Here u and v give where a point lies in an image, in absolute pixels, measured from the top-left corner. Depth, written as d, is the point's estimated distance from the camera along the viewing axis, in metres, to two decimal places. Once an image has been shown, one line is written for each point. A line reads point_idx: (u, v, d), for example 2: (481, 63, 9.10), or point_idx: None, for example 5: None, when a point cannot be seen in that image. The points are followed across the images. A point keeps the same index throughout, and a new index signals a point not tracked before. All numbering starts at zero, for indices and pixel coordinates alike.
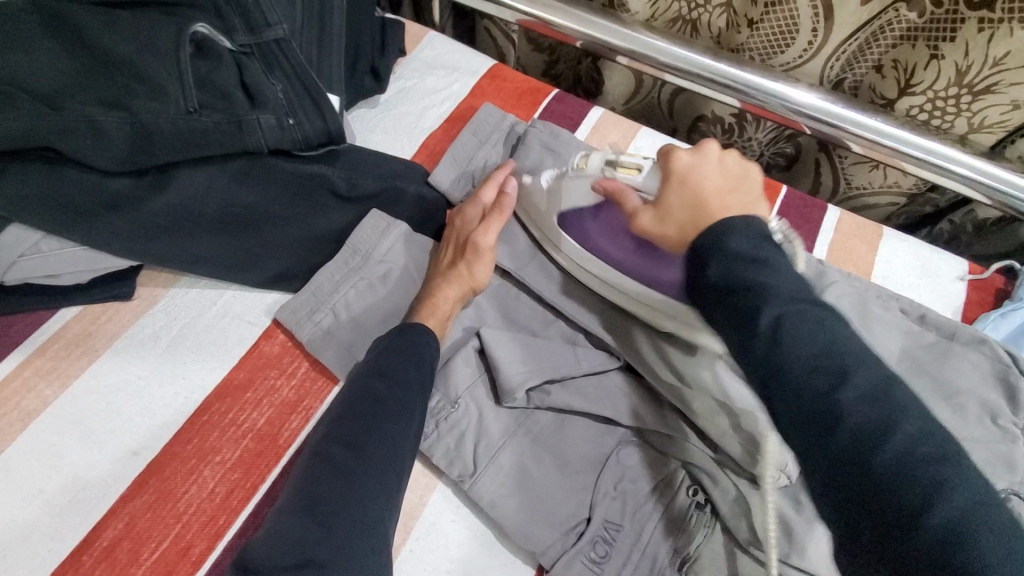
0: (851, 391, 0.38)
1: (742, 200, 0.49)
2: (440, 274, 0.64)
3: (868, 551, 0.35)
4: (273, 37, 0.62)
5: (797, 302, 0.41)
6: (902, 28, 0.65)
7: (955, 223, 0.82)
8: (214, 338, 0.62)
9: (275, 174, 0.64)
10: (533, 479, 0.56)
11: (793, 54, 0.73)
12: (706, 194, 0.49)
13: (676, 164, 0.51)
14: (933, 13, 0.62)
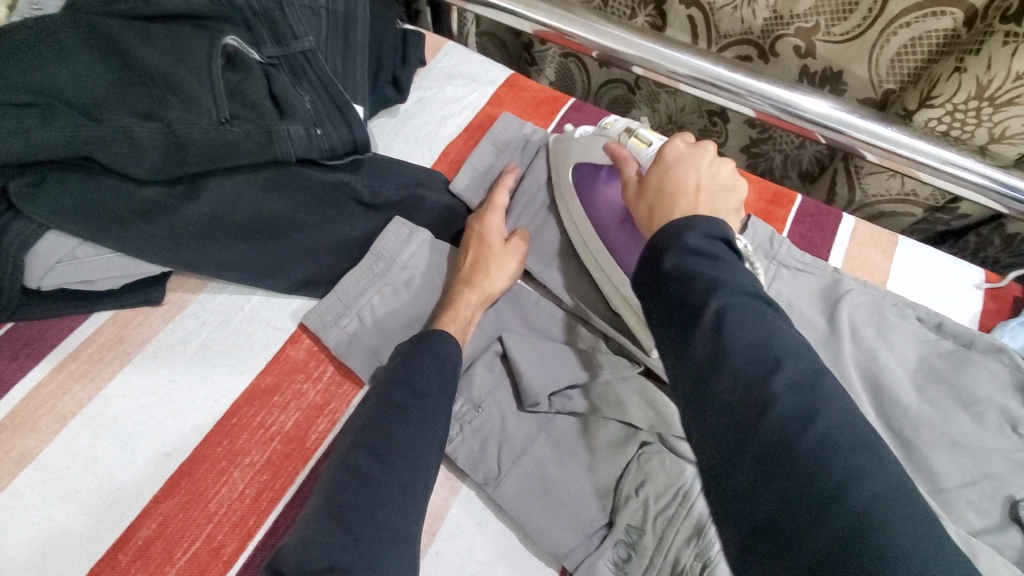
0: (781, 379, 0.37)
1: (715, 205, 0.50)
2: (466, 279, 0.64)
3: (772, 544, 0.33)
4: (300, 48, 0.65)
5: (743, 296, 0.40)
6: (946, 37, 0.66)
7: (982, 236, 0.81)
8: (242, 343, 0.63)
9: (303, 183, 0.66)
10: (555, 483, 0.56)
11: (836, 45, 0.73)
12: (683, 179, 0.51)
13: (672, 146, 0.54)
14: (972, 20, 0.63)
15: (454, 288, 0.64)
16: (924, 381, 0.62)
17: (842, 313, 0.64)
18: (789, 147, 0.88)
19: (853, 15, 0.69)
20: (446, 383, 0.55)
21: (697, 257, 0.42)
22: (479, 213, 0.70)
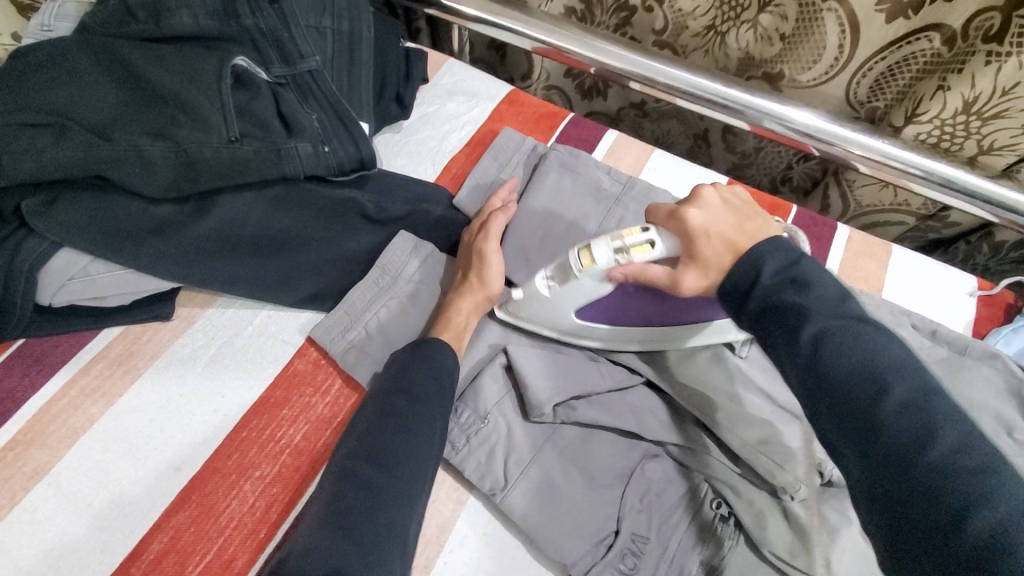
0: (888, 401, 0.38)
1: (766, 222, 0.50)
2: (453, 288, 0.66)
3: (913, 562, 0.35)
4: (307, 68, 0.66)
5: (837, 317, 0.42)
6: (930, 58, 0.67)
7: (971, 244, 0.83)
8: (250, 357, 0.64)
9: (310, 198, 0.67)
10: (561, 493, 0.57)
11: (818, 71, 0.75)
12: (735, 237, 0.48)
13: (690, 213, 0.49)
14: (953, 45, 0.65)
15: (450, 296, 0.65)
16: None
17: None
18: (783, 163, 0.89)
19: (823, 58, 0.73)
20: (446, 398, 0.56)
21: (786, 284, 0.44)
22: (472, 223, 0.71)
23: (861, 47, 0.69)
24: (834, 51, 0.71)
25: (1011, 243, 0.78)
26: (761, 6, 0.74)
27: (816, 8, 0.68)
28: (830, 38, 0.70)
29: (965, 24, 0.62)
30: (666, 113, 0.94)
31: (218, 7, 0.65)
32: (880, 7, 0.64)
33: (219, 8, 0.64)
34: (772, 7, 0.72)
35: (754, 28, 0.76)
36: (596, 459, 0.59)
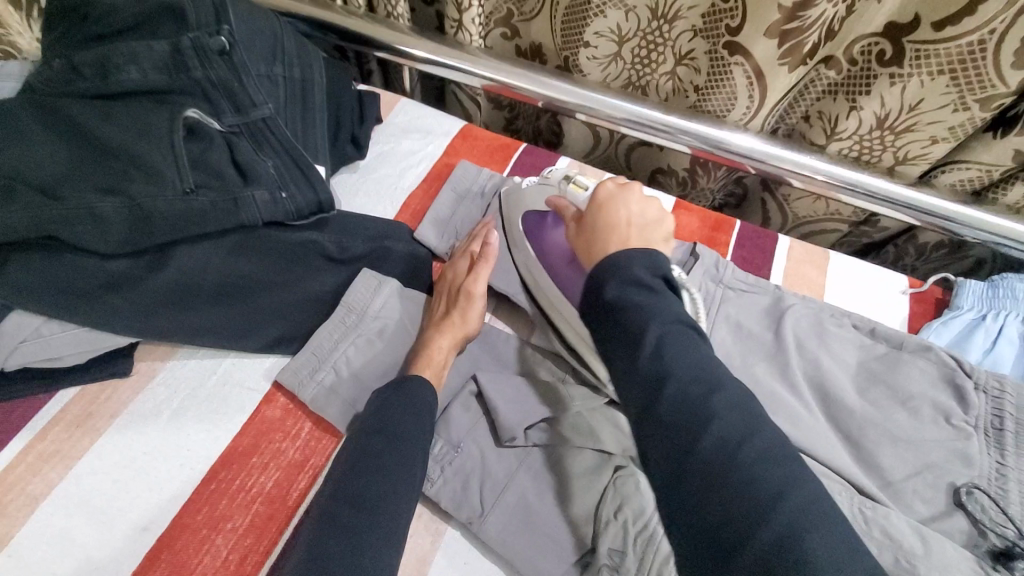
0: (717, 399, 0.43)
1: (648, 235, 0.56)
2: (434, 325, 0.67)
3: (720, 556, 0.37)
4: (260, 115, 0.67)
5: (676, 323, 0.47)
6: (825, 84, 0.76)
7: (899, 247, 0.90)
8: (216, 407, 0.63)
9: (270, 244, 0.67)
10: (537, 514, 0.58)
11: (736, 115, 0.81)
12: (619, 218, 0.58)
13: (606, 185, 0.62)
14: (850, 71, 0.73)
15: (424, 334, 0.67)
16: (865, 384, 0.68)
17: (787, 327, 0.71)
18: (712, 195, 0.97)
19: (738, 102, 0.79)
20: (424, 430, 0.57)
21: (636, 286, 0.49)
22: (458, 264, 0.72)
23: (770, 92, 0.76)
24: (745, 99, 0.78)
25: (933, 242, 0.86)
26: (677, 60, 0.81)
27: (724, 62, 0.75)
28: (739, 87, 0.76)
29: (855, 51, 0.71)
30: (599, 160, 1.02)
31: (165, 61, 0.64)
32: (781, 60, 0.71)
33: (167, 63, 0.64)
34: (688, 61, 0.80)
35: (673, 79, 0.84)
36: (569, 479, 0.60)
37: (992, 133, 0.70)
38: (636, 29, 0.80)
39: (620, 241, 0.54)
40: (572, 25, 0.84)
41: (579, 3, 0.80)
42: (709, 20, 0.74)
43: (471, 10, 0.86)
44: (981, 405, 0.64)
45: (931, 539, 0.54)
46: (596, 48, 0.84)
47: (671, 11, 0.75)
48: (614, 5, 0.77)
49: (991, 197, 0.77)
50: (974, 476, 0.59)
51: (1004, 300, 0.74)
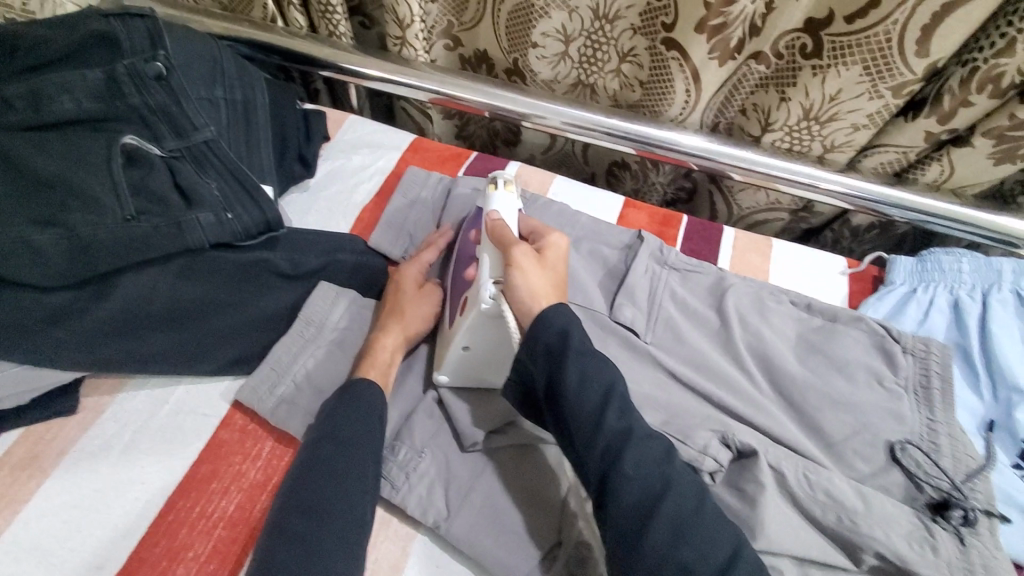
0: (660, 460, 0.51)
1: (552, 283, 0.59)
2: (380, 326, 0.67)
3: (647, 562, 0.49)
4: (202, 138, 0.67)
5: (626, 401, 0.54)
6: (757, 79, 0.80)
7: (836, 230, 0.95)
8: (171, 436, 0.62)
9: (218, 265, 0.66)
10: (504, 512, 0.59)
11: (674, 110, 0.84)
12: (544, 261, 0.61)
13: (550, 236, 0.64)
14: (777, 65, 0.77)
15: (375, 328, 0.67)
16: (805, 354, 0.73)
17: (729, 305, 0.75)
18: (662, 190, 1.01)
19: (675, 94, 0.82)
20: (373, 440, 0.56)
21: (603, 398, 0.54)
22: (407, 266, 0.74)
23: (704, 90, 0.80)
24: (682, 94, 0.81)
25: (864, 223, 0.91)
26: (621, 57, 0.83)
27: (663, 56, 0.79)
28: (676, 83, 0.80)
29: (782, 44, 0.74)
30: (558, 157, 1.04)
31: (101, 89, 0.64)
32: (711, 54, 0.74)
33: (102, 90, 0.64)
34: (631, 57, 0.83)
35: (618, 76, 0.86)
36: (535, 474, 0.62)
37: (904, 116, 0.76)
38: (579, 29, 0.82)
39: (535, 287, 0.58)
40: (517, 26, 0.86)
41: (522, 6, 0.82)
42: (646, 16, 0.77)
43: (413, 25, 0.87)
44: (909, 365, 0.69)
45: (872, 498, 0.60)
46: (545, 48, 0.86)
47: (612, 11, 0.78)
48: (556, 6, 0.80)
49: (911, 177, 0.82)
50: (907, 433, 0.65)
51: (931, 273, 0.79)
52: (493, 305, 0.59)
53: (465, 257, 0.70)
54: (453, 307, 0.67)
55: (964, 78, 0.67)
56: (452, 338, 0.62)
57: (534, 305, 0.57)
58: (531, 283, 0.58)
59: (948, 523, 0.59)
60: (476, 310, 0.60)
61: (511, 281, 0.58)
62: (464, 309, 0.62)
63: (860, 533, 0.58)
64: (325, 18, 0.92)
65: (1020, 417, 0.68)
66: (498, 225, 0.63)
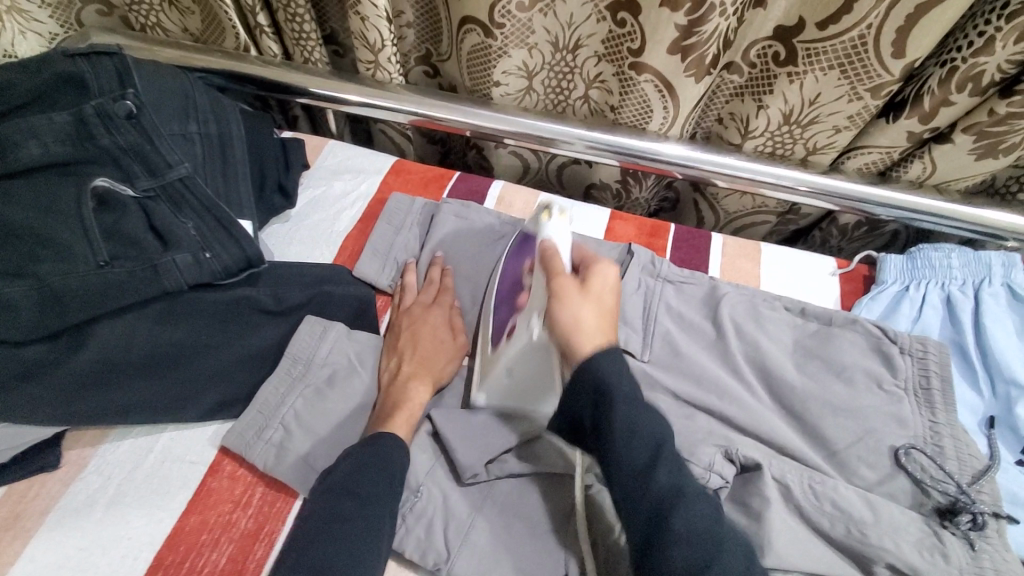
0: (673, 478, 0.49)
1: (600, 308, 0.58)
2: (405, 374, 0.65)
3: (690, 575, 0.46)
4: (176, 176, 0.65)
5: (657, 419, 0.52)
6: (733, 88, 0.80)
7: (824, 231, 0.94)
8: (157, 487, 0.60)
9: (198, 306, 0.65)
10: (505, 548, 0.57)
11: (655, 125, 0.84)
12: (607, 310, 0.58)
13: (603, 266, 0.62)
14: (751, 73, 0.77)
15: (403, 378, 0.65)
16: (801, 360, 0.72)
17: (723, 315, 0.74)
18: (646, 204, 1.00)
19: (654, 115, 0.82)
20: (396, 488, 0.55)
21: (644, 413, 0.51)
22: (404, 302, 0.74)
23: (682, 104, 0.80)
24: (661, 111, 0.81)
25: (851, 222, 0.90)
26: (589, 83, 0.86)
27: (633, 80, 0.79)
28: (652, 100, 0.80)
29: (753, 54, 0.75)
30: (534, 181, 1.04)
31: (68, 130, 0.62)
32: (687, 73, 0.74)
33: (71, 133, 0.62)
34: (598, 83, 0.85)
35: (587, 102, 0.89)
36: (534, 505, 0.61)
37: (886, 117, 0.76)
38: (541, 63, 0.84)
39: (593, 331, 0.56)
40: (478, 67, 0.86)
41: (480, 47, 0.82)
42: (609, 45, 0.79)
43: (385, 49, 0.86)
44: (907, 366, 0.69)
45: (880, 507, 0.59)
46: (507, 86, 0.87)
47: (573, 42, 0.81)
48: (517, 45, 0.81)
49: (895, 175, 0.82)
50: (911, 438, 0.64)
51: (922, 270, 0.78)
52: (540, 340, 0.59)
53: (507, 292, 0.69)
54: (500, 323, 0.67)
55: (942, 78, 0.67)
56: (494, 360, 0.64)
57: (583, 343, 0.55)
58: (581, 318, 0.56)
59: (956, 527, 0.58)
60: (524, 339, 0.60)
61: (559, 318, 0.56)
62: (510, 337, 0.63)
63: (870, 543, 0.57)
64: (300, 45, 0.91)
65: (1020, 412, 0.68)
66: (552, 256, 0.61)
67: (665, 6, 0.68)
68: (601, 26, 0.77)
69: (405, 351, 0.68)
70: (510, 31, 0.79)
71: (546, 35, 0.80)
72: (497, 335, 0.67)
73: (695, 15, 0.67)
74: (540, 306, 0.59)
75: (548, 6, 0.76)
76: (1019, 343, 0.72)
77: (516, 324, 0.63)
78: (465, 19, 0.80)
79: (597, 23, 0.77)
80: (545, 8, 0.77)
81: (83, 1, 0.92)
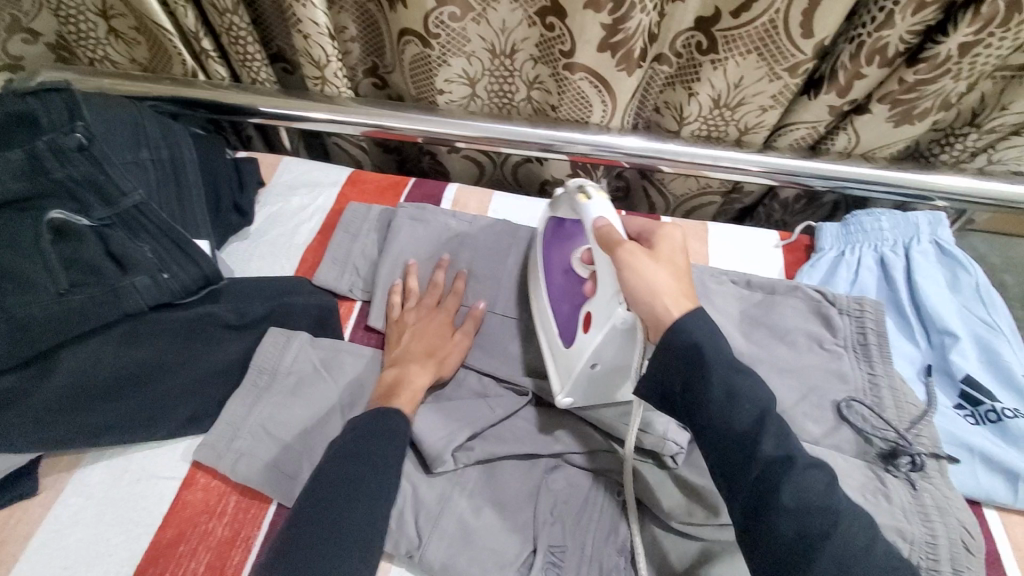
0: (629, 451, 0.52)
1: (680, 277, 0.55)
2: (400, 362, 0.69)
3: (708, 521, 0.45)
4: (132, 203, 0.66)
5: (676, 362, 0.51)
6: (664, 77, 0.84)
7: (767, 206, 0.99)
8: (133, 505, 0.61)
9: (160, 327, 0.66)
10: (475, 530, 0.60)
11: (596, 118, 0.88)
12: (682, 270, 0.56)
13: (667, 229, 0.60)
14: (680, 63, 0.81)
15: (400, 362, 0.68)
16: (748, 328, 0.75)
17: None
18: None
19: (593, 109, 0.86)
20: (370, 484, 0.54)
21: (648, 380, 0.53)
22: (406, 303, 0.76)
23: (619, 97, 0.83)
24: (600, 105, 0.85)
25: (791, 196, 0.95)
26: (529, 85, 0.90)
27: (568, 80, 0.82)
28: (589, 94, 0.83)
29: (679, 45, 0.79)
30: (491, 183, 1.07)
31: (22, 167, 0.62)
32: (619, 66, 0.77)
33: (23, 168, 0.62)
34: (538, 85, 0.89)
35: (530, 102, 0.93)
36: (503, 489, 0.63)
37: (808, 94, 0.80)
38: (481, 70, 0.88)
39: (675, 298, 0.53)
40: (420, 74, 0.89)
41: (420, 56, 0.86)
42: (542, 47, 0.83)
43: (330, 65, 0.89)
44: (845, 325, 0.73)
45: (824, 457, 0.63)
46: (451, 93, 0.91)
47: (508, 47, 0.84)
48: (455, 54, 0.85)
49: (824, 148, 0.87)
50: (852, 391, 0.68)
51: (856, 236, 0.83)
52: (628, 322, 0.57)
53: (563, 273, 0.70)
54: (568, 323, 0.66)
55: (852, 53, 0.72)
56: (575, 358, 0.62)
57: (665, 312, 0.53)
58: (658, 286, 0.54)
59: (898, 470, 0.62)
60: (607, 327, 0.59)
61: (632, 284, 0.55)
62: (587, 325, 0.62)
63: None
64: (247, 66, 0.93)
65: (955, 358, 0.72)
66: (603, 230, 0.59)
67: (588, 8, 0.71)
68: (532, 31, 0.81)
69: (405, 344, 0.71)
70: (445, 40, 0.82)
71: (482, 43, 0.84)
72: (568, 332, 0.66)
73: (618, 13, 0.71)
74: (616, 289, 0.59)
75: (480, 15, 0.80)
76: (950, 295, 0.77)
77: (593, 312, 0.62)
78: (404, 31, 0.83)
79: (529, 28, 0.81)
80: (477, 18, 0.80)
81: (7, 32, 0.91)
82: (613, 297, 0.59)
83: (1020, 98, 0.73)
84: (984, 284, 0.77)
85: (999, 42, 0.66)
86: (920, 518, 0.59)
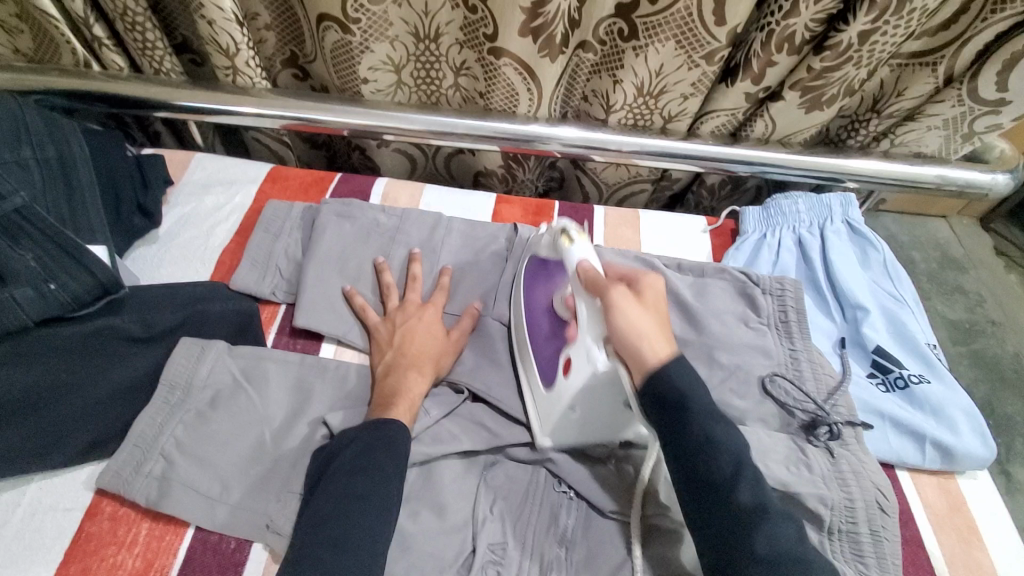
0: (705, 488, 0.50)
1: (657, 313, 0.57)
2: (394, 371, 0.66)
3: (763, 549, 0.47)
4: (11, 207, 0.58)
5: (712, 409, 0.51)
6: (589, 66, 0.85)
7: (696, 193, 1.02)
8: (28, 542, 0.56)
9: (52, 344, 0.60)
10: (412, 536, 0.58)
11: (523, 110, 0.87)
12: (664, 316, 0.57)
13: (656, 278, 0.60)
14: (604, 50, 0.82)
15: (398, 368, 0.66)
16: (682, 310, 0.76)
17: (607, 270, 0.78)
18: (534, 185, 1.03)
19: (520, 99, 0.85)
20: (342, 498, 0.53)
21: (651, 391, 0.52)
22: (371, 314, 0.72)
23: (545, 83, 0.82)
24: (526, 93, 0.84)
25: (717, 182, 0.98)
26: (456, 71, 0.87)
27: (494, 65, 0.81)
28: (518, 86, 0.83)
29: (602, 32, 0.79)
30: (425, 176, 1.05)
31: None
32: (541, 53, 0.77)
33: None
34: (465, 71, 0.87)
35: (458, 90, 0.90)
36: (442, 492, 0.61)
37: (725, 82, 0.82)
38: (406, 55, 0.85)
39: (653, 350, 0.53)
40: (343, 65, 0.86)
41: (340, 44, 0.82)
42: (467, 31, 0.81)
43: (241, 53, 0.83)
44: (768, 305, 0.75)
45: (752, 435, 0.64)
46: (377, 81, 0.88)
47: (433, 30, 0.81)
48: (376, 39, 0.81)
49: (744, 135, 0.90)
50: (776, 367, 0.71)
51: (775, 218, 0.87)
52: (609, 367, 0.56)
53: (541, 314, 0.69)
54: (548, 368, 0.65)
55: (763, 41, 0.74)
56: (555, 399, 0.61)
57: (647, 353, 0.53)
58: (638, 324, 0.55)
59: (818, 440, 0.65)
60: (587, 370, 0.58)
61: (619, 329, 0.55)
62: (568, 369, 0.60)
63: None
64: (147, 55, 0.86)
65: (866, 331, 0.76)
66: (590, 275, 0.60)
67: None
68: (457, 13, 0.79)
69: (402, 347, 0.68)
70: (367, 25, 0.79)
71: (404, 26, 0.81)
72: (547, 373, 0.64)
73: None
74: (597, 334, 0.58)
75: None
76: (860, 272, 0.82)
77: (573, 356, 0.60)
78: (322, 17, 0.79)
79: (453, 11, 0.79)
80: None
81: None
82: (592, 340, 0.58)
83: (914, 85, 0.79)
84: (890, 261, 0.83)
85: (893, 31, 0.70)
86: (840, 484, 0.62)
